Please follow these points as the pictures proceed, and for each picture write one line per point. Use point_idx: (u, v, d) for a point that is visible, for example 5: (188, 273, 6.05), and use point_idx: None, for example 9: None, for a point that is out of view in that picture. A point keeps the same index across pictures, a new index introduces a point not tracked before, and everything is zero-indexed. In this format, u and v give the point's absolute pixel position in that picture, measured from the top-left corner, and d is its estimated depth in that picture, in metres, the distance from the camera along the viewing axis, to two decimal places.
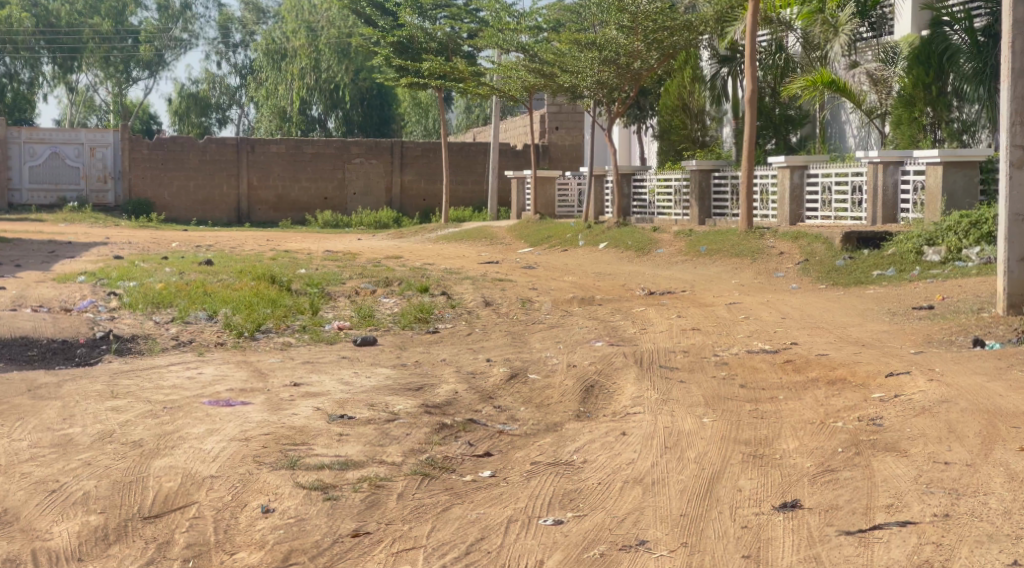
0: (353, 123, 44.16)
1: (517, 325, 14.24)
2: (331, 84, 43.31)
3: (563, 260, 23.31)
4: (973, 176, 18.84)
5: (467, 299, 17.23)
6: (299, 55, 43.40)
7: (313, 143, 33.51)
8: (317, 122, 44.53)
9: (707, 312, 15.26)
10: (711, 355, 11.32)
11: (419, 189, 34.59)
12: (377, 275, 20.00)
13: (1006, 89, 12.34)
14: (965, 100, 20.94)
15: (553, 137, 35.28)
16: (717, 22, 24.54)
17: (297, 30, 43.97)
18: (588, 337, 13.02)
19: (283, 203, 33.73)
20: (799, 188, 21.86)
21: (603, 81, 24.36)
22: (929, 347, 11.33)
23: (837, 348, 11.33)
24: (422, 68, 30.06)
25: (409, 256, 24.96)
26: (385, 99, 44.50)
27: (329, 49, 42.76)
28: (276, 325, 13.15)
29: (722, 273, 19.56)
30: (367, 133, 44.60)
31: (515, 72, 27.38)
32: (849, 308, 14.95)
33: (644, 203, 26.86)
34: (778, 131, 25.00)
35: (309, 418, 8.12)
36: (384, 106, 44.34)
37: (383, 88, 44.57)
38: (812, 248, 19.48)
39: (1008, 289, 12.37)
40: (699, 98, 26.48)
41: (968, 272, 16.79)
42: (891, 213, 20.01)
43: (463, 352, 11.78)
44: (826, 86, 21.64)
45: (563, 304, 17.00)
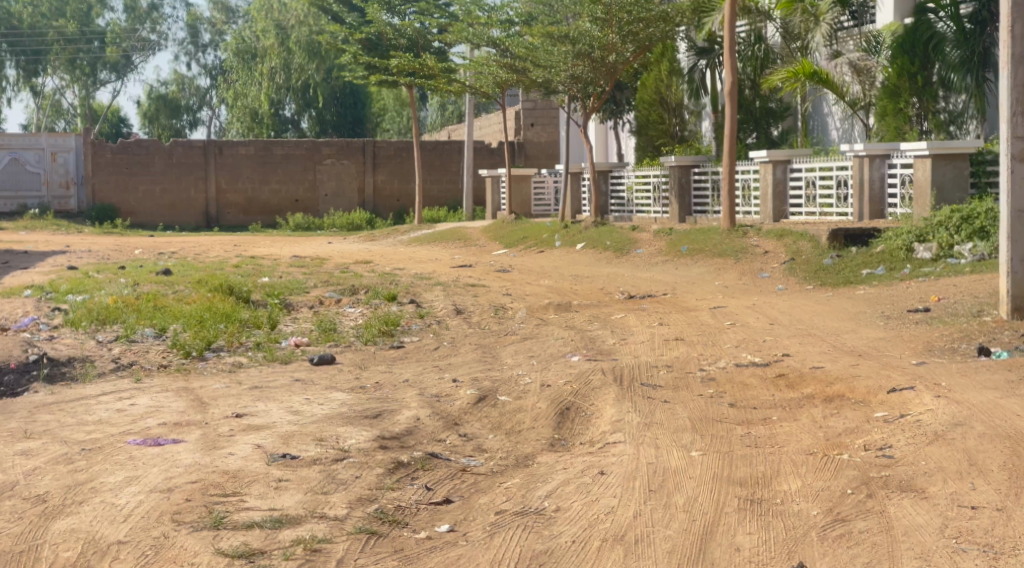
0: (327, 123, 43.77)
1: (488, 338, 13.34)
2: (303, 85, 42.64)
3: (538, 262, 22.43)
4: (962, 169, 18.00)
5: (436, 308, 16.35)
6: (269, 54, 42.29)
7: (283, 144, 32.53)
8: (290, 123, 43.63)
9: (692, 318, 14.38)
10: (696, 370, 10.44)
11: (393, 189, 33.62)
12: (343, 282, 19.06)
13: (1006, 77, 11.40)
14: (953, 90, 20.06)
15: (528, 133, 34.40)
16: (694, 13, 23.60)
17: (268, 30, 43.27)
18: (565, 349, 12.12)
19: (253, 206, 32.73)
20: (781, 184, 21.00)
21: (577, 75, 23.54)
22: (931, 357, 10.46)
23: (832, 360, 10.45)
24: (391, 65, 29.10)
25: (379, 260, 24.02)
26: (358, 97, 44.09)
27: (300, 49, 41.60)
28: (228, 342, 12.08)
29: (704, 274, 18.70)
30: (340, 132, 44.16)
31: (486, 68, 26.45)
32: (840, 311, 14.09)
33: (622, 200, 25.98)
34: (758, 125, 24.14)
35: (246, 460, 7.35)
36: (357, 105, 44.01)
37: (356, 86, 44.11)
38: (797, 246, 18.62)
39: (1012, 292, 11.48)
40: (677, 92, 25.59)
41: (961, 269, 16.01)
42: (878, 208, 19.18)
43: (428, 370, 10.88)
44: (808, 77, 20.72)
45: (538, 312, 16.10)
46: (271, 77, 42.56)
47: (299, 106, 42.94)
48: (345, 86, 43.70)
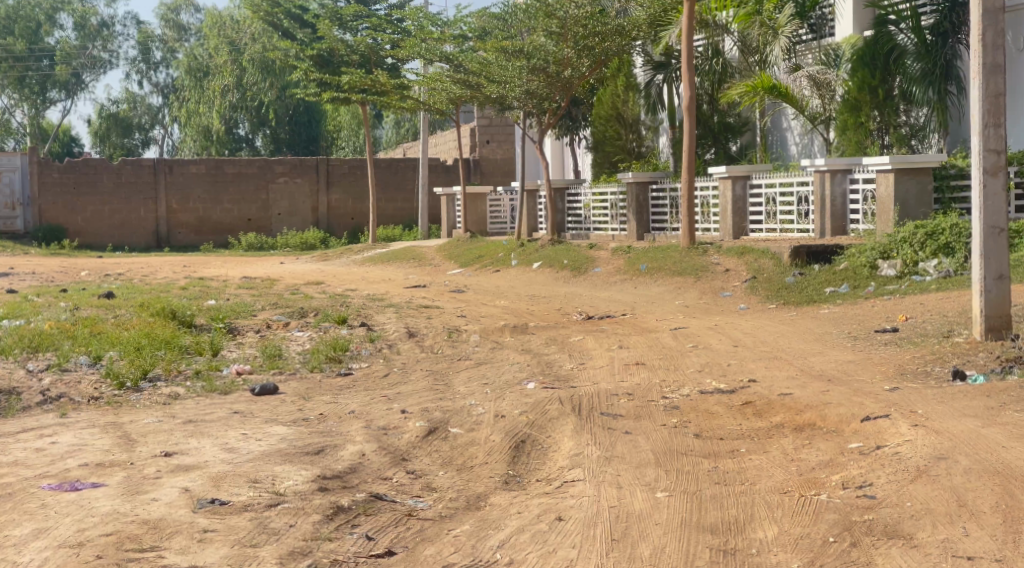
0: (281, 141, 43.28)
1: (441, 363, 12.77)
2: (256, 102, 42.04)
3: (494, 282, 21.87)
4: (925, 184, 17.62)
5: (388, 332, 15.78)
6: (221, 71, 41.57)
7: (235, 162, 31.85)
8: (244, 141, 42.98)
9: (652, 340, 13.87)
10: (659, 397, 9.91)
11: (347, 208, 32.98)
12: (292, 304, 18.42)
13: (976, 87, 11.01)
14: (914, 103, 19.73)
15: (483, 150, 33.90)
16: (650, 26, 23.01)
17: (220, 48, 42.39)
18: (522, 375, 11.55)
19: (205, 226, 32.01)
20: (741, 201, 20.50)
21: (533, 91, 22.99)
22: (903, 382, 9.98)
23: (800, 386, 9.95)
24: (342, 81, 28.48)
25: (332, 281, 23.37)
26: (313, 115, 43.65)
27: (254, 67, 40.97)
28: (166, 370, 11.39)
29: (664, 293, 18.21)
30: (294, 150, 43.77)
31: (439, 83, 25.89)
32: (806, 332, 13.62)
33: (579, 217, 25.46)
34: (717, 140, 23.75)
35: (169, 508, 6.86)
36: (312, 123, 43.52)
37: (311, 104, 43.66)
38: (759, 264, 18.15)
39: (985, 312, 11.02)
40: (634, 107, 25.24)
41: (927, 287, 15.65)
42: (840, 224, 18.75)
43: (376, 400, 10.29)
44: (767, 91, 20.27)
45: (493, 335, 15.54)
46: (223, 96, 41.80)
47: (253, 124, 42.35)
48: (300, 104, 42.90)
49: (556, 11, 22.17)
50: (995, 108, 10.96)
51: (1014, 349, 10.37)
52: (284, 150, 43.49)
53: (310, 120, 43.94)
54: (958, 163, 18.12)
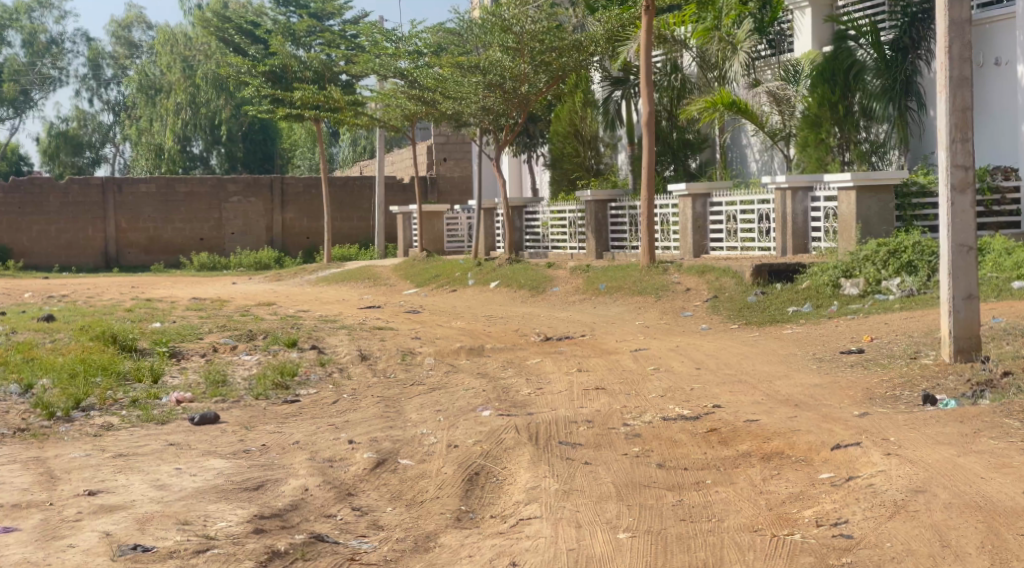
0: (236, 159, 42.08)
1: (392, 389, 12.25)
2: (210, 120, 40.90)
3: (449, 302, 21.39)
4: (887, 201, 17.30)
5: (339, 356, 15.26)
6: (174, 90, 40.62)
7: (186, 181, 31.24)
8: (198, 159, 41.75)
9: (612, 363, 13.43)
10: (619, 425, 9.44)
11: (302, 227, 32.38)
12: (240, 327, 17.86)
13: (943, 101, 10.60)
14: (874, 119, 19.38)
15: (441, 168, 33.49)
16: (608, 42, 22.68)
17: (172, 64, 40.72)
18: (476, 401, 11.05)
19: (155, 245, 31.30)
20: (701, 218, 20.13)
21: (489, 107, 22.57)
22: (872, 407, 9.55)
23: (765, 412, 9.52)
24: (295, 97, 27.95)
25: (283, 302, 22.79)
26: (268, 133, 43.01)
27: (207, 84, 40.29)
28: (100, 399, 10.80)
29: (624, 313, 17.78)
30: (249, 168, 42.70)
31: (393, 100, 25.44)
32: (770, 354, 13.22)
33: (537, 235, 25.03)
34: (676, 157, 23.36)
35: (87, 557, 6.46)
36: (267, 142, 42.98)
37: (266, 122, 43.04)
38: (720, 283, 17.77)
39: (954, 333, 10.60)
40: (592, 124, 24.91)
41: (891, 306, 15.37)
42: (801, 242, 18.41)
43: (323, 429, 9.77)
44: (726, 107, 19.92)
45: (448, 358, 15.06)
46: (177, 113, 40.84)
47: (207, 143, 41.11)
48: (254, 122, 42.19)
49: (512, 26, 21.75)
50: (963, 122, 10.56)
51: (985, 371, 9.96)
52: (240, 168, 42.37)
53: (264, 138, 43.19)
54: (919, 180, 17.84)
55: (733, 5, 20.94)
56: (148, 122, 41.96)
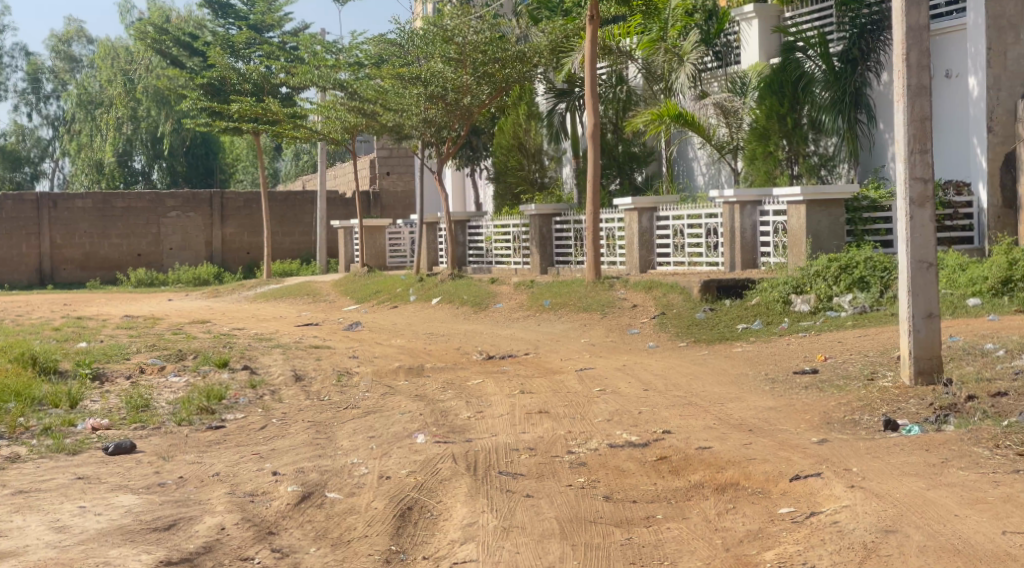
0: (177, 174, 40.73)
1: (326, 413, 11.63)
2: (150, 135, 39.81)
3: (390, 319, 20.76)
4: (838, 216, 16.85)
5: (272, 377, 14.62)
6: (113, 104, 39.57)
7: (123, 196, 30.34)
8: (140, 174, 40.91)
9: (557, 384, 12.87)
10: (564, 452, 8.87)
11: (242, 242, 31.61)
12: (170, 346, 17.15)
13: (901, 111, 10.12)
14: (824, 132, 18.87)
15: (384, 182, 32.82)
16: (552, 53, 22.22)
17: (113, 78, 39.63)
18: (412, 426, 10.44)
19: (90, 261, 30.36)
20: (648, 233, 19.59)
21: (431, 119, 21.81)
22: (829, 433, 9.06)
23: (718, 439, 9.01)
24: (232, 109, 27.26)
25: (219, 320, 22.05)
26: (210, 148, 41.69)
27: (146, 98, 39.16)
28: (8, 427, 10.13)
29: (569, 330, 17.24)
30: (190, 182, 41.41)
31: (334, 112, 24.78)
32: (721, 374, 12.72)
33: (480, 250, 24.42)
34: (622, 170, 22.86)
35: None
36: (209, 156, 41.45)
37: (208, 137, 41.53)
38: (668, 299, 17.30)
39: (914, 354, 10.14)
40: (536, 137, 24.19)
41: (844, 324, 14.98)
42: (750, 257, 17.97)
43: (246, 459, 9.15)
44: (673, 120, 19.43)
45: (387, 379, 14.45)
46: (116, 127, 39.91)
47: (149, 157, 40.03)
48: (195, 136, 40.77)
49: (454, 37, 21.24)
50: (922, 133, 10.07)
51: (947, 395, 9.50)
52: (180, 183, 41.03)
53: (205, 152, 41.58)
54: (870, 195, 17.39)
55: (678, 15, 20.53)
56: (88, 137, 40.82)
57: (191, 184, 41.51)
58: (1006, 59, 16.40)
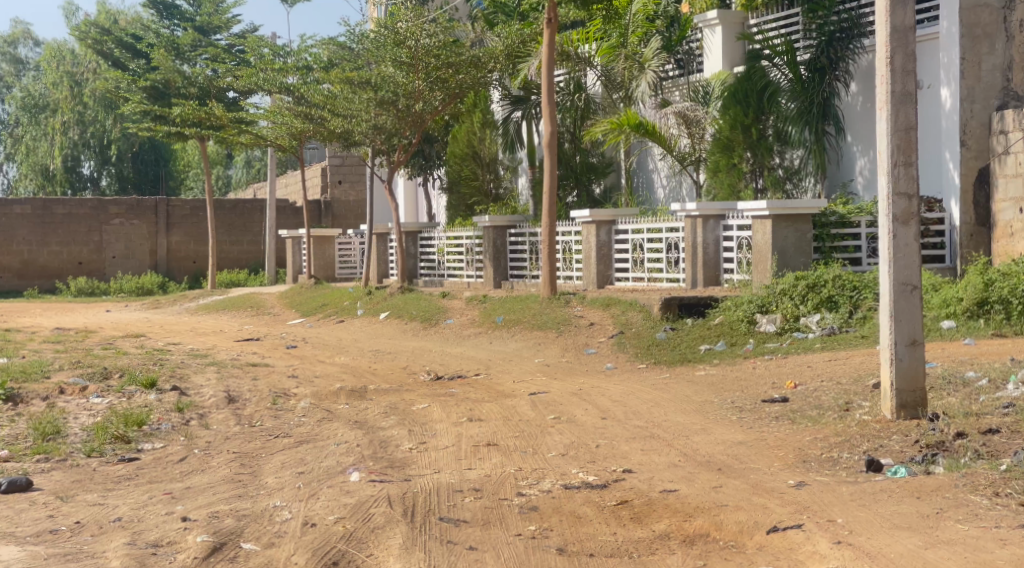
0: (126, 180, 39.63)
1: (255, 442, 10.66)
2: (99, 141, 38.16)
3: (336, 334, 19.77)
4: (805, 232, 16.00)
5: (203, 398, 13.62)
6: (58, 108, 37.54)
7: (64, 202, 29.08)
8: (89, 180, 38.81)
9: (508, 410, 11.91)
10: (513, 493, 7.95)
11: (188, 251, 30.42)
12: (96, 363, 16.10)
13: (884, 119, 9.28)
14: (790, 144, 18.02)
15: (335, 191, 31.79)
16: (507, 58, 21.27)
17: (59, 83, 37.46)
18: (347, 459, 9.47)
19: (29, 269, 29.10)
20: (606, 247, 18.75)
21: (381, 126, 20.93)
22: (807, 475, 8.15)
23: (684, 480, 8.07)
24: (174, 113, 26.19)
25: (155, 334, 20.94)
26: (158, 153, 40.35)
27: (94, 102, 37.28)
28: None
29: (522, 350, 16.31)
30: (139, 189, 40.29)
31: (280, 118, 23.75)
32: (685, 401, 11.83)
33: (432, 263, 23.41)
34: (579, 181, 21.96)
35: None
36: (158, 163, 40.31)
37: (157, 142, 40.22)
38: (626, 317, 16.41)
39: (896, 385, 9.27)
40: (491, 146, 23.35)
41: (812, 346, 14.17)
42: (713, 274, 17.11)
43: (155, 500, 8.15)
44: (633, 129, 18.57)
45: (325, 402, 13.45)
46: (63, 132, 37.70)
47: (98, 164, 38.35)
48: (144, 142, 39.47)
49: (407, 40, 20.14)
50: (907, 143, 9.22)
51: (934, 432, 8.61)
52: (128, 189, 39.88)
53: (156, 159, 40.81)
54: (838, 211, 16.54)
55: (640, 20, 19.78)
56: (34, 141, 38.49)
57: (138, 191, 40.47)
58: (980, 70, 15.67)
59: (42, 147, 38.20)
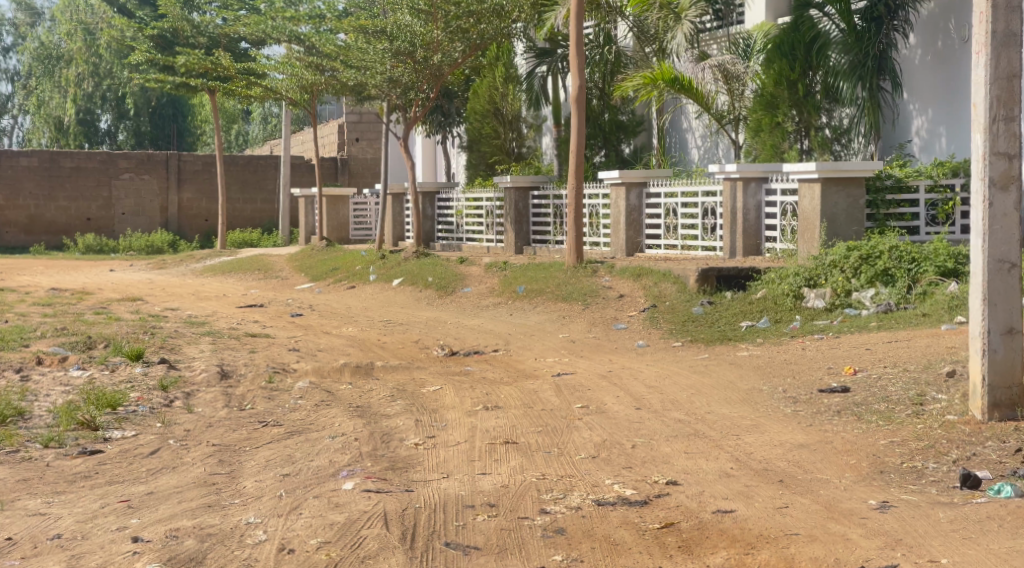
0: (143, 135, 37.43)
1: (241, 432, 9.31)
2: (116, 94, 36.49)
3: (345, 302, 18.40)
4: (858, 197, 14.50)
5: (192, 375, 12.26)
6: (74, 60, 35.99)
7: (73, 155, 27.60)
8: (106, 135, 37.30)
9: (529, 396, 10.54)
10: (535, 509, 6.62)
11: (199, 208, 29.09)
12: (81, 330, 14.73)
13: (981, 66, 7.84)
14: (839, 101, 16.54)
15: (352, 149, 30.40)
16: (533, 6, 19.85)
17: (75, 33, 35.91)
18: (341, 458, 8.11)
19: (37, 225, 27.65)
20: (636, 211, 17.28)
21: (396, 78, 19.44)
22: (890, 492, 6.79)
23: (742, 496, 6.69)
24: (179, 63, 24.76)
25: (154, 298, 19.56)
26: (178, 108, 38.66)
27: (110, 54, 35.48)
28: None
29: (545, 323, 14.92)
30: (158, 146, 38.40)
31: (290, 68, 22.28)
32: (728, 389, 10.45)
33: (450, 225, 22.02)
34: (607, 141, 20.52)
35: None
36: (178, 118, 38.56)
37: (177, 97, 38.51)
38: (659, 288, 15.00)
39: (989, 380, 7.88)
40: (514, 102, 21.87)
41: (866, 325, 12.73)
42: (753, 242, 15.69)
43: (107, 509, 6.83)
44: (667, 84, 17.14)
45: (327, 381, 12.09)
46: (78, 84, 36.19)
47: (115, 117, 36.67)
48: (163, 94, 37.62)
49: None
50: (1008, 94, 7.80)
51: None
52: (147, 145, 37.75)
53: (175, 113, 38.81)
54: (894, 173, 14.97)
55: None
56: (47, 95, 37.16)
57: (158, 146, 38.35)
58: None
59: (55, 99, 36.74)
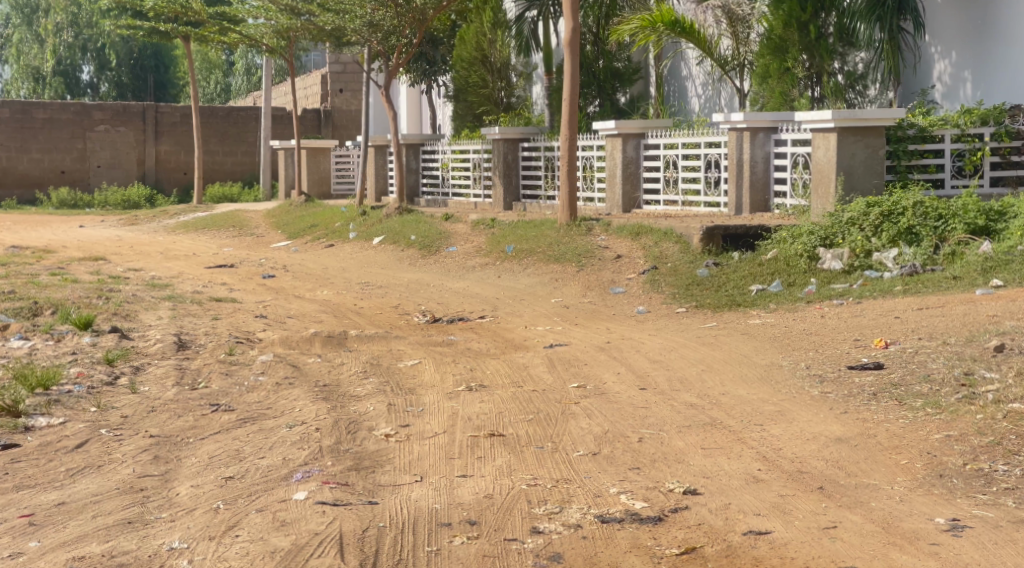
0: (125, 86, 36.27)
1: (190, 419, 8.07)
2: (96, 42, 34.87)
3: (322, 262, 17.12)
4: (878, 148, 13.17)
5: (147, 345, 10.99)
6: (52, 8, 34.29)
7: (44, 105, 26.09)
8: (88, 86, 35.67)
9: (519, 373, 9.32)
10: (526, 529, 5.49)
11: (177, 161, 27.75)
12: (29, 293, 13.38)
13: None
14: (855, 45, 15.27)
15: (336, 100, 28.99)
16: None
17: None
18: (299, 454, 6.88)
19: (7, 177, 26.14)
20: (633, 164, 16.04)
21: (377, 22, 18.06)
22: (957, 505, 5.73)
23: (778, 512, 5.63)
24: (147, 7, 23.13)
25: (119, 258, 18.20)
26: (161, 59, 37.10)
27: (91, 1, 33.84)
28: None
29: (537, 286, 13.69)
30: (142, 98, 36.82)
31: (266, 12, 20.86)
32: (745, 365, 9.23)
33: (436, 180, 20.72)
34: (602, 89, 19.22)
35: None
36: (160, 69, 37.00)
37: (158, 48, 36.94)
38: (662, 248, 13.75)
39: None
40: (503, 50, 20.42)
41: (890, 288, 11.45)
42: (760, 198, 14.42)
43: (4, 528, 5.64)
44: (668, 28, 15.82)
45: (294, 353, 10.82)
46: (56, 34, 34.52)
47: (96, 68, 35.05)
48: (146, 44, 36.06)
49: None
50: None
51: None
52: (129, 97, 36.53)
53: (156, 64, 37.44)
54: (916, 122, 13.69)
55: None
56: (24, 42, 35.06)
57: (138, 98, 37.14)
58: None
59: (34, 49, 34.60)
